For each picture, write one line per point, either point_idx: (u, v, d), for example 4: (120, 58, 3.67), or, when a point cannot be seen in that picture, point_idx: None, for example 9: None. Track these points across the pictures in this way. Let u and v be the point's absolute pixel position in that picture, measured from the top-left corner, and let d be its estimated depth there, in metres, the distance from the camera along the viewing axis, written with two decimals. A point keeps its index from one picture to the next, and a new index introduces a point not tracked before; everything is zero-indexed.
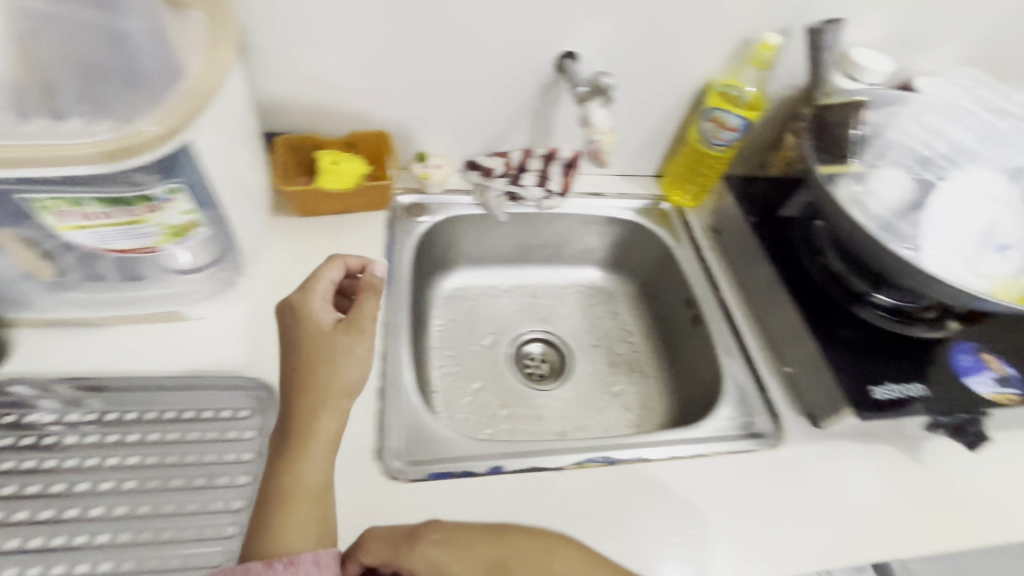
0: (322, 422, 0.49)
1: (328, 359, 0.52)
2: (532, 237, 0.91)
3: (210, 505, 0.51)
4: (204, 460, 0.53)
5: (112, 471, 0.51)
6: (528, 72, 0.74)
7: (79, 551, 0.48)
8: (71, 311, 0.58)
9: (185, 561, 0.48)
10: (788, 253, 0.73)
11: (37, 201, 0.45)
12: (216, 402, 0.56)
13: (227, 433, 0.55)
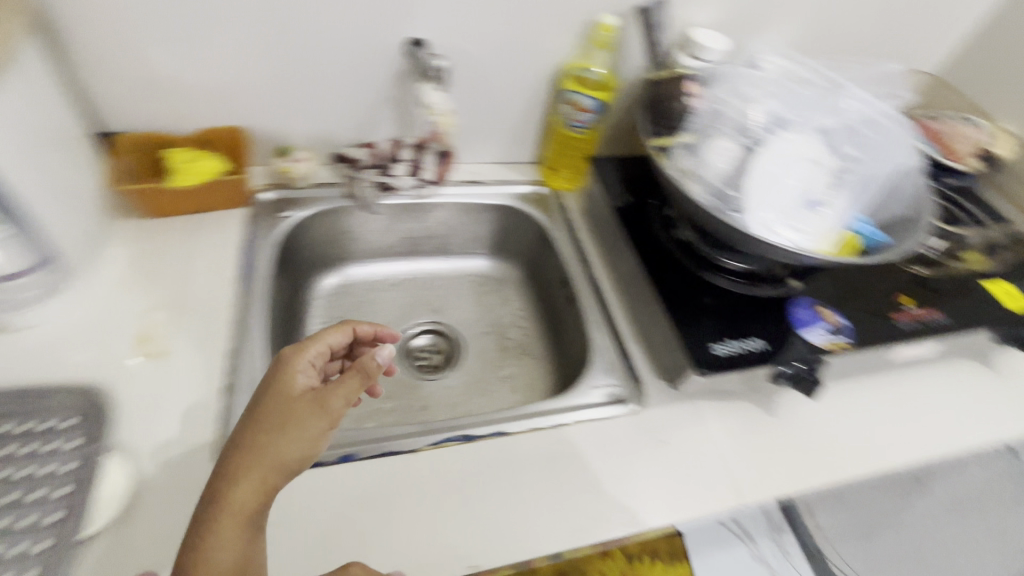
0: (237, 487, 0.40)
1: (288, 425, 0.43)
2: (414, 228, 0.90)
3: (20, 522, 0.47)
4: (17, 475, 0.50)
5: None
6: (381, 61, 0.74)
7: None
8: None
9: None
10: (645, 227, 0.76)
11: None
12: (37, 414, 0.53)
13: (46, 445, 0.52)
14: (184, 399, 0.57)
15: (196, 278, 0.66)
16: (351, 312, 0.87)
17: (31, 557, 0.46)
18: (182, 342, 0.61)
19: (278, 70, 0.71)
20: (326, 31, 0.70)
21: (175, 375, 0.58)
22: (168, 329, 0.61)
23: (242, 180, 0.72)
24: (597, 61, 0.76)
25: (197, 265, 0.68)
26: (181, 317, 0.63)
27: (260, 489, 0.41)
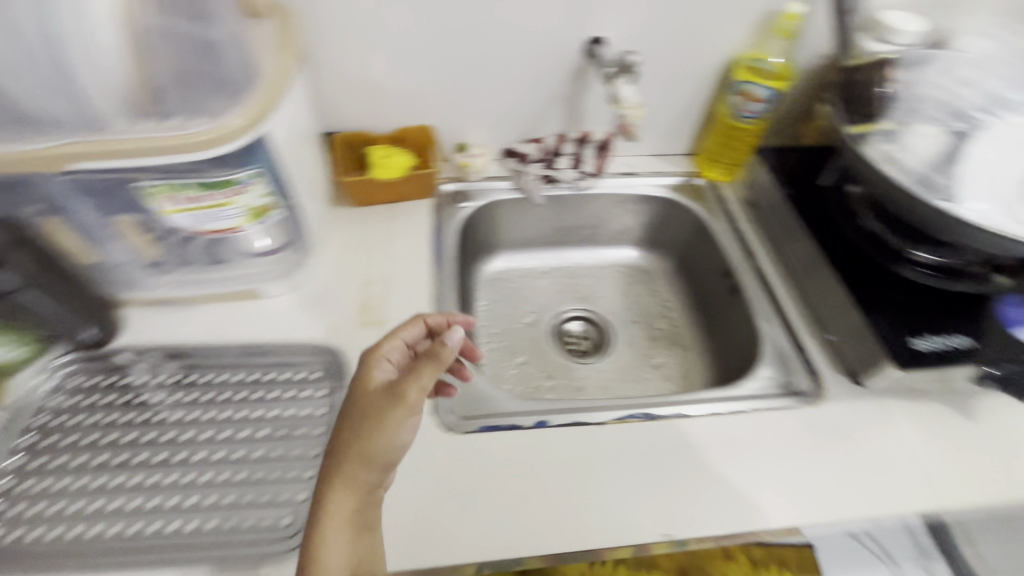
0: (376, 459, 0.46)
1: (379, 424, 0.46)
2: (570, 219, 0.94)
3: (290, 453, 0.56)
4: (283, 415, 0.59)
5: (207, 424, 0.58)
6: (560, 61, 0.79)
7: (180, 490, 0.54)
8: (170, 291, 0.66)
9: (269, 499, 0.53)
10: (823, 218, 0.74)
11: (150, 186, 0.54)
12: (291, 365, 0.64)
13: (301, 391, 0.61)
14: None
15: (399, 259, 0.75)
16: (510, 297, 0.93)
17: (303, 481, 0.55)
18: (394, 314, 0.69)
19: (469, 73, 0.79)
20: (516, 34, 0.75)
21: None
22: (382, 302, 0.70)
23: (432, 173, 0.80)
24: (772, 51, 0.76)
25: (398, 248, 0.76)
26: (391, 292, 0.71)
27: (359, 492, 0.45)
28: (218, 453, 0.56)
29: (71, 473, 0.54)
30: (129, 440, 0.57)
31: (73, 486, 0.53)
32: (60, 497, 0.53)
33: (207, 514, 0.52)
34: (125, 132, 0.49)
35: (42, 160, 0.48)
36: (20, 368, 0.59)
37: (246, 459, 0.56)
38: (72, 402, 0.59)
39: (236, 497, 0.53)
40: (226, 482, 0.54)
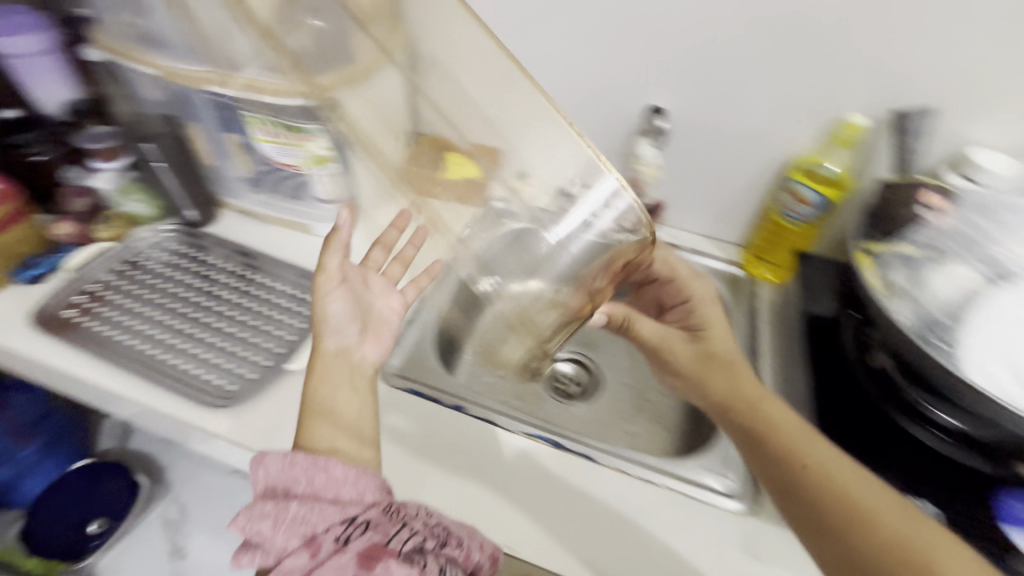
0: (340, 397, 0.58)
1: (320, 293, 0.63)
2: None
3: (263, 343, 0.71)
4: (273, 317, 0.75)
5: (218, 312, 0.74)
6: (622, 118, 0.85)
7: (186, 338, 0.71)
8: (255, 206, 0.86)
9: (226, 373, 0.68)
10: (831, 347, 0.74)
11: (251, 117, 0.70)
12: (307, 292, 0.78)
13: (303, 312, 0.76)
14: None
15: None
16: None
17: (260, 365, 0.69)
18: None
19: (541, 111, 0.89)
20: (585, 86, 0.84)
21: (372, 316, 0.75)
22: None
23: None
24: (834, 161, 0.74)
25: None
26: None
27: (342, 348, 0.62)
28: (222, 325, 0.73)
29: (117, 307, 0.73)
30: (145, 300, 0.75)
31: (120, 306, 0.73)
32: (125, 313, 0.73)
33: (190, 360, 0.69)
34: (255, 77, 0.67)
35: (195, 78, 0.67)
36: (146, 219, 0.83)
37: (245, 338, 0.72)
38: (159, 258, 0.81)
39: (215, 357, 0.69)
40: (212, 343, 0.71)
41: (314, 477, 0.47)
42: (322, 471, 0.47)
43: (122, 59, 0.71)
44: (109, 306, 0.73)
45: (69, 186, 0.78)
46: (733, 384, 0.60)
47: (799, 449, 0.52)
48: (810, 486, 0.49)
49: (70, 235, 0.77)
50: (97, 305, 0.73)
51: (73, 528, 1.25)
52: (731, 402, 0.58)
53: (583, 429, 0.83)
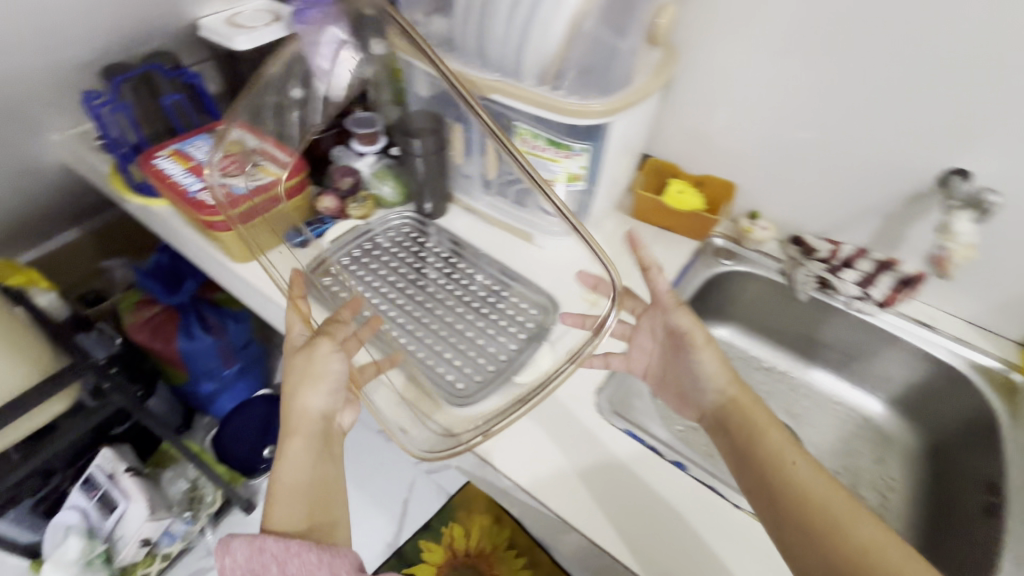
0: (291, 459, 0.58)
1: (307, 359, 0.61)
2: (826, 334, 0.86)
3: (490, 348, 0.74)
4: (499, 322, 0.77)
5: (449, 307, 0.79)
6: (905, 176, 0.74)
7: (423, 328, 0.76)
8: (482, 206, 0.89)
9: (456, 371, 0.72)
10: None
11: (519, 127, 0.71)
12: (532, 303, 0.79)
13: (528, 322, 0.77)
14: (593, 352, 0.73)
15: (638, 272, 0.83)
16: None
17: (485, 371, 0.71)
18: None
19: (799, 153, 0.81)
20: (866, 134, 0.74)
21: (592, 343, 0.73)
22: None
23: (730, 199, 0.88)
24: None
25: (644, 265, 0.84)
26: None
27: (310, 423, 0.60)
28: (454, 323, 0.77)
29: (364, 285, 0.80)
30: (382, 304, 0.79)
31: (368, 285, 0.80)
32: (372, 292, 0.80)
33: (428, 353, 0.74)
34: (533, 89, 0.67)
35: (478, 84, 0.69)
36: (390, 204, 0.89)
37: (471, 338, 0.75)
38: (397, 243, 0.86)
39: (449, 355, 0.73)
40: (445, 339, 0.75)
41: (286, 564, 0.51)
42: (294, 557, 0.51)
43: (412, 56, 0.76)
44: (360, 283, 0.81)
45: (339, 166, 0.86)
46: (732, 385, 0.60)
47: (784, 462, 0.52)
48: (799, 502, 0.49)
49: (331, 209, 0.83)
50: (351, 281, 0.81)
51: (254, 448, 1.41)
52: (731, 411, 0.58)
53: None
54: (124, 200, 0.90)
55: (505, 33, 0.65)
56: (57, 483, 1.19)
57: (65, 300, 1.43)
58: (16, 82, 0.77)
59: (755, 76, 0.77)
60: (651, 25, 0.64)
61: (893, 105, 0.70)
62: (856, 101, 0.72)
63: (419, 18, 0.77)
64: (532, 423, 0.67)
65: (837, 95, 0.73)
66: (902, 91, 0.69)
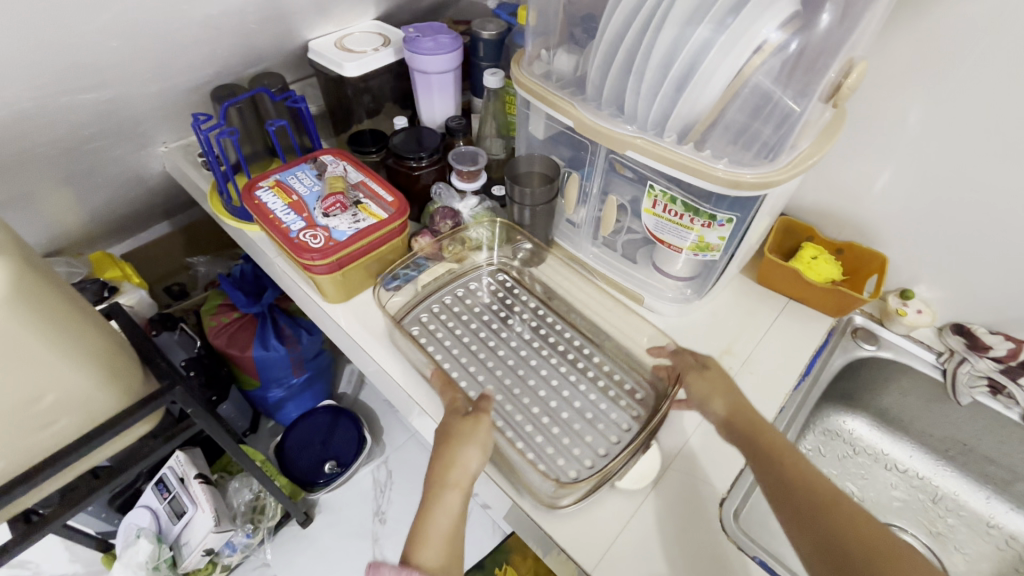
0: (445, 509, 0.52)
1: (471, 426, 0.56)
2: (988, 445, 0.73)
3: (588, 438, 0.63)
4: (598, 404, 0.67)
5: (538, 377, 0.69)
6: None
7: (511, 401, 0.66)
8: (587, 258, 0.81)
9: (547, 458, 0.61)
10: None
11: (651, 186, 0.63)
12: (638, 385, 0.69)
13: (634, 408, 0.66)
14: (713, 449, 0.64)
15: (764, 351, 0.73)
16: (841, 462, 0.78)
17: (582, 466, 0.61)
18: None
19: (978, 233, 0.68)
20: None
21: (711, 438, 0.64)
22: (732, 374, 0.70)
23: (882, 275, 0.75)
24: None
25: (771, 342, 0.74)
26: (747, 375, 0.70)
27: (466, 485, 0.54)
28: (548, 399, 0.67)
29: (453, 338, 0.73)
30: (464, 364, 0.70)
31: (456, 340, 0.73)
32: (457, 348, 0.72)
33: (518, 435, 0.63)
34: (674, 146, 0.58)
35: (607, 136, 0.62)
36: (487, 249, 0.83)
37: (564, 419, 0.65)
38: (490, 293, 0.80)
39: (541, 441, 0.63)
40: (537, 417, 0.65)
41: None
42: None
43: (530, 94, 0.69)
44: (443, 335, 0.74)
45: (441, 207, 0.80)
46: (732, 397, 0.57)
47: (784, 455, 0.50)
48: (801, 491, 0.47)
49: (426, 250, 0.77)
50: (434, 335, 0.73)
51: (316, 461, 1.38)
52: (737, 415, 0.55)
53: None
54: (220, 221, 0.89)
55: (651, 86, 0.57)
56: (133, 479, 1.22)
57: (154, 295, 1.48)
58: (133, 104, 0.76)
59: (934, 143, 0.65)
60: (831, 84, 0.53)
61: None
62: None
63: (544, 55, 0.70)
64: (646, 538, 0.57)
65: None
66: None
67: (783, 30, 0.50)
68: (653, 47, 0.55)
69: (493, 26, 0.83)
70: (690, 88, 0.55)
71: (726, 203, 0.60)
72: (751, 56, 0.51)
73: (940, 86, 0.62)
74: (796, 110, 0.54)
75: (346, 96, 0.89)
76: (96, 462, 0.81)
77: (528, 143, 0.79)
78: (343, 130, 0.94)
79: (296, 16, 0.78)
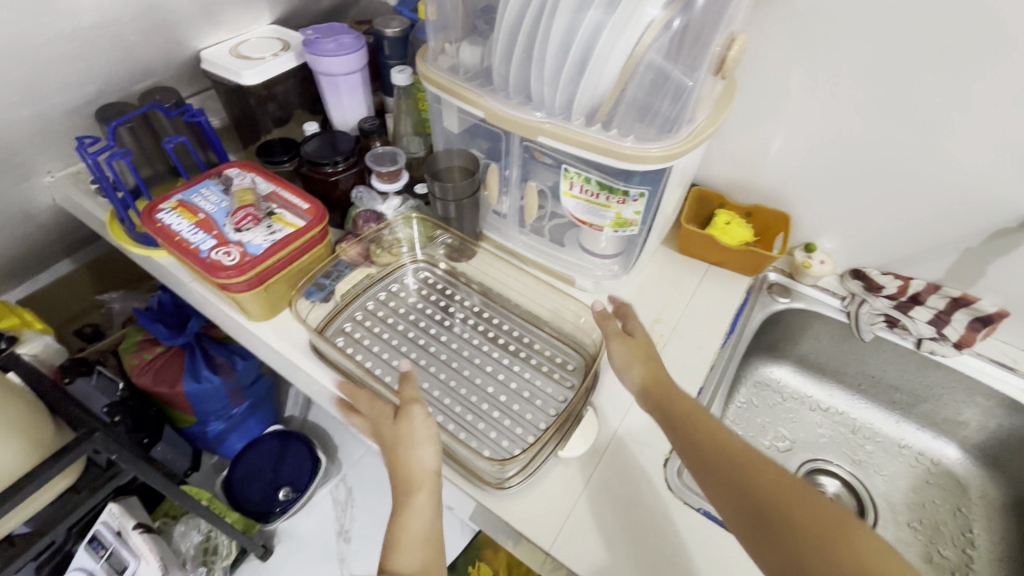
0: (415, 514, 0.52)
1: (402, 423, 0.55)
2: (892, 374, 0.80)
3: (528, 416, 0.65)
4: (532, 381, 0.68)
5: (472, 365, 0.69)
6: (985, 207, 0.68)
7: (449, 394, 0.66)
8: (518, 246, 0.82)
9: (490, 440, 0.62)
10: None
11: (566, 170, 0.65)
12: (573, 357, 0.71)
13: (569, 380, 0.68)
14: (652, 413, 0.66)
15: (692, 316, 0.77)
16: (771, 410, 0.84)
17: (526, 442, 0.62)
18: (671, 356, 0.72)
19: (861, 184, 0.74)
20: (939, 167, 0.68)
21: None
22: (665, 342, 0.74)
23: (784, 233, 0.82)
24: None
25: (697, 307, 0.78)
26: (678, 340, 0.74)
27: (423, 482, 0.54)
28: (485, 385, 0.67)
29: (379, 341, 0.72)
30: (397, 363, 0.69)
31: (385, 342, 0.72)
32: (388, 350, 0.71)
33: (459, 425, 0.64)
34: (582, 128, 0.60)
35: (519, 124, 0.62)
36: (417, 249, 0.82)
37: (502, 401, 0.66)
38: (415, 292, 0.79)
39: (483, 427, 0.64)
40: (477, 405, 0.65)
41: None
42: None
43: (438, 88, 0.69)
44: (370, 341, 0.72)
45: (363, 211, 0.79)
46: (650, 363, 0.60)
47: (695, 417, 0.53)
48: (713, 452, 0.50)
49: (354, 256, 0.76)
50: (359, 343, 0.72)
51: (269, 490, 1.32)
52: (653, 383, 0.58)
53: None
54: (124, 250, 0.82)
55: (553, 71, 0.59)
56: (62, 542, 1.12)
57: (63, 340, 1.35)
58: (4, 132, 0.69)
59: (814, 105, 0.71)
60: (717, 57, 0.57)
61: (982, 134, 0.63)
62: (929, 133, 0.66)
63: (448, 47, 0.70)
64: (596, 507, 0.59)
65: (908, 129, 0.67)
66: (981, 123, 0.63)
67: (666, 9, 0.52)
68: (549, 31, 0.57)
69: (395, 23, 0.81)
70: (590, 70, 0.56)
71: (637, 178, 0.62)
72: (641, 35, 0.53)
73: (811, 53, 0.67)
74: (689, 85, 0.57)
75: (248, 105, 0.85)
76: (11, 529, 0.73)
77: (446, 137, 0.79)
78: (252, 142, 0.90)
79: (182, 25, 0.74)
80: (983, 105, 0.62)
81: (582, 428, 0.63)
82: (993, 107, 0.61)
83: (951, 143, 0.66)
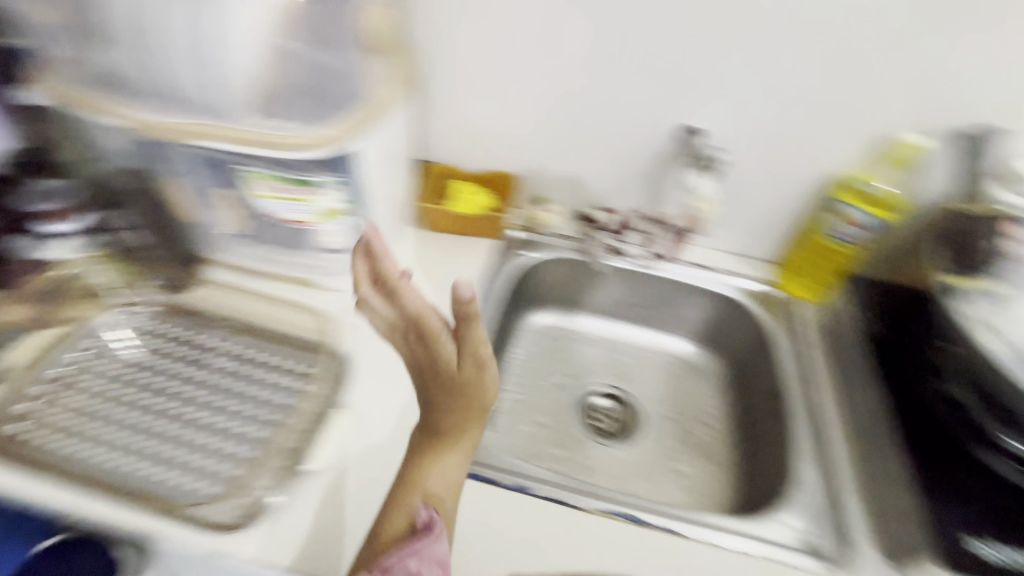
0: (437, 477, 0.53)
1: (434, 347, 0.54)
2: (630, 294, 0.91)
3: (268, 440, 0.59)
4: (269, 401, 0.62)
5: (196, 405, 0.61)
6: (651, 135, 0.79)
7: (169, 443, 0.58)
8: (244, 260, 0.74)
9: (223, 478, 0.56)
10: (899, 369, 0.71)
11: (245, 171, 0.62)
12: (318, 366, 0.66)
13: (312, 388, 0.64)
14: (409, 398, 0.64)
15: (444, 288, 0.79)
16: (545, 354, 0.92)
17: (269, 468, 0.56)
18: None
19: (558, 131, 0.81)
20: (606, 103, 0.77)
21: (410, 379, 0.66)
22: None
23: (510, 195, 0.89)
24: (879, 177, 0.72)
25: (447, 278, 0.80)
26: None
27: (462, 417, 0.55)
28: (213, 422, 0.60)
29: (70, 411, 0.59)
30: (94, 431, 0.58)
31: (78, 411, 0.59)
32: (81, 419, 0.59)
33: (182, 472, 0.56)
34: (245, 122, 0.57)
35: (175, 129, 0.57)
36: (117, 291, 0.71)
37: (235, 434, 0.59)
38: (122, 343, 0.67)
39: (212, 465, 0.57)
40: (207, 447, 0.58)
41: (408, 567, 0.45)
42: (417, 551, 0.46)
43: (64, 101, 0.58)
44: (51, 416, 0.59)
45: (15, 262, 0.65)
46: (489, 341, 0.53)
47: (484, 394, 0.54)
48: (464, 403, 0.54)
49: (18, 318, 0.64)
50: (35, 421, 0.58)
51: None
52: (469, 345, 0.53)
53: (632, 474, 0.79)
54: None
55: (182, 59, 0.53)
56: None
57: None
58: None
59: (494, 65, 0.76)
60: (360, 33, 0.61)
61: (626, 77, 0.74)
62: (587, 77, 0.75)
63: (59, 46, 0.58)
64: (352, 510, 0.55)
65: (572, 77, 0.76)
66: (620, 63, 0.73)
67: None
68: (157, 11, 0.51)
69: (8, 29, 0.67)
70: (224, 56, 0.52)
71: (324, 166, 0.61)
72: (268, 16, 0.53)
73: (475, 17, 0.72)
74: (345, 67, 0.61)
75: None
76: None
77: (108, 156, 0.67)
78: None
79: None
80: (613, 48, 0.72)
81: (332, 435, 0.59)
82: (625, 53, 0.72)
83: (608, 89, 0.76)
